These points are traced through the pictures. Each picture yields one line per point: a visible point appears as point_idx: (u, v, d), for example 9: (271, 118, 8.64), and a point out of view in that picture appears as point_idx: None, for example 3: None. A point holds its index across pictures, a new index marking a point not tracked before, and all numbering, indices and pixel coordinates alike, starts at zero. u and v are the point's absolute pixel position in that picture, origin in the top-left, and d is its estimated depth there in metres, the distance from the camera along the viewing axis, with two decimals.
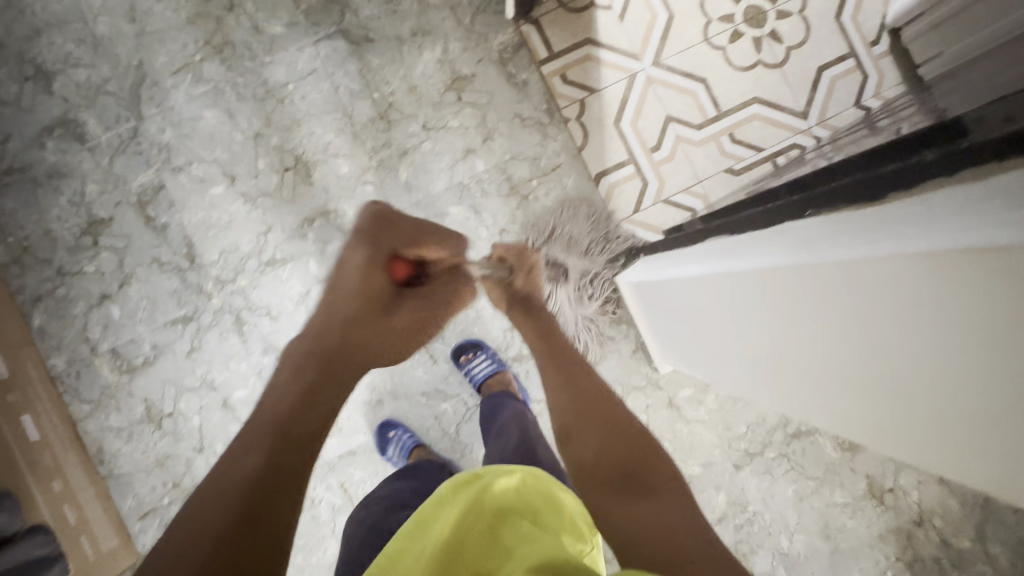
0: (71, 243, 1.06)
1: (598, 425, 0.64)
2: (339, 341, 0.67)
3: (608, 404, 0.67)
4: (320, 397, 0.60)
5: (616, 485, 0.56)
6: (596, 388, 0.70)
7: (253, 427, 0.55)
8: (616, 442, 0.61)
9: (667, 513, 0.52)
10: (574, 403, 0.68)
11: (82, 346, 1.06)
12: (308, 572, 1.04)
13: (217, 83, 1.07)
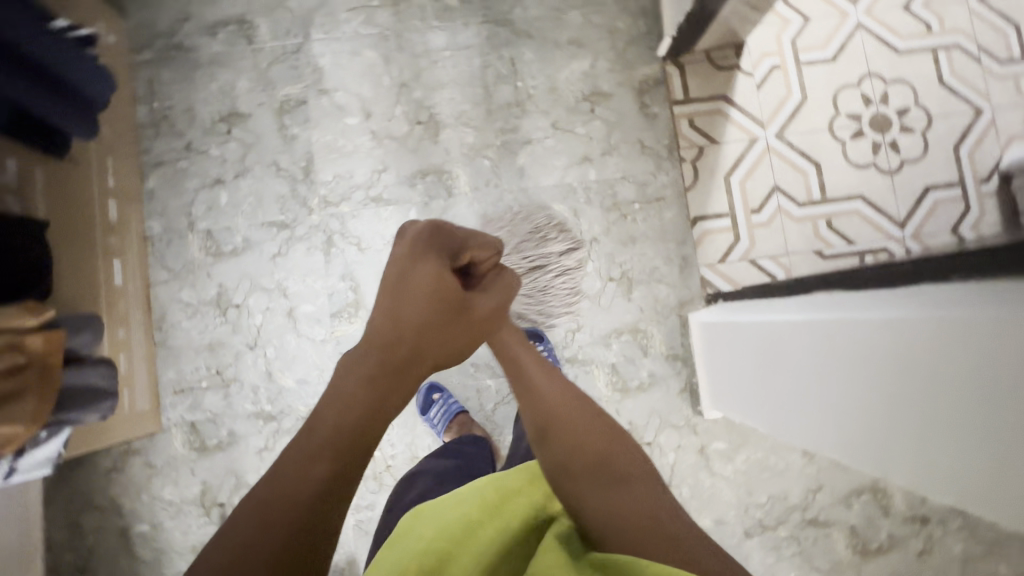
0: (207, 125, 1.14)
1: (572, 415, 0.61)
2: (404, 358, 0.55)
3: (583, 397, 0.64)
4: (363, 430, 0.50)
5: (605, 476, 0.55)
6: (570, 384, 0.66)
7: (283, 471, 0.47)
8: (595, 435, 0.59)
9: (651, 509, 0.52)
10: (550, 394, 0.64)
11: (182, 219, 1.12)
12: None
13: (384, 30, 1.16)
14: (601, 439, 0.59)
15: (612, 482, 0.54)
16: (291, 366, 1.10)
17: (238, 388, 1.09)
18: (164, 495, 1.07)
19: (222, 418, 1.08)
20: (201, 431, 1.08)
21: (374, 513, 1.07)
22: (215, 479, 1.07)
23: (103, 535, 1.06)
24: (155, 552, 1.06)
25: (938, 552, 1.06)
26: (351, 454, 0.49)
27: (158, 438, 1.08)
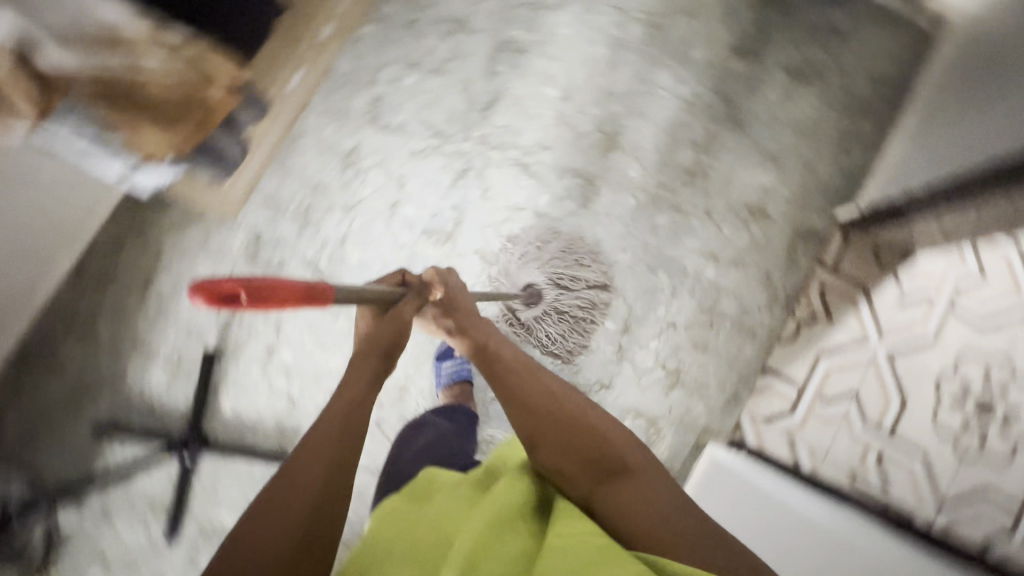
0: (437, 17, 1.20)
1: (563, 419, 0.63)
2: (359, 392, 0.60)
3: (570, 397, 0.66)
4: (353, 439, 0.57)
5: (594, 470, 0.60)
6: (553, 383, 0.67)
7: (276, 486, 0.52)
8: (592, 432, 0.62)
9: (640, 491, 0.57)
10: (533, 403, 0.65)
11: (366, 75, 1.18)
12: (306, 356, 1.10)
13: (626, 40, 1.19)
14: (596, 432, 0.62)
15: (599, 468, 0.60)
16: (365, 247, 1.15)
17: (311, 234, 1.15)
18: (199, 273, 1.14)
19: (284, 247, 1.14)
20: (262, 246, 1.14)
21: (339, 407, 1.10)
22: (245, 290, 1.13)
23: (133, 270, 1.13)
24: (160, 312, 1.13)
25: None
26: (345, 457, 0.55)
27: (227, 227, 1.14)
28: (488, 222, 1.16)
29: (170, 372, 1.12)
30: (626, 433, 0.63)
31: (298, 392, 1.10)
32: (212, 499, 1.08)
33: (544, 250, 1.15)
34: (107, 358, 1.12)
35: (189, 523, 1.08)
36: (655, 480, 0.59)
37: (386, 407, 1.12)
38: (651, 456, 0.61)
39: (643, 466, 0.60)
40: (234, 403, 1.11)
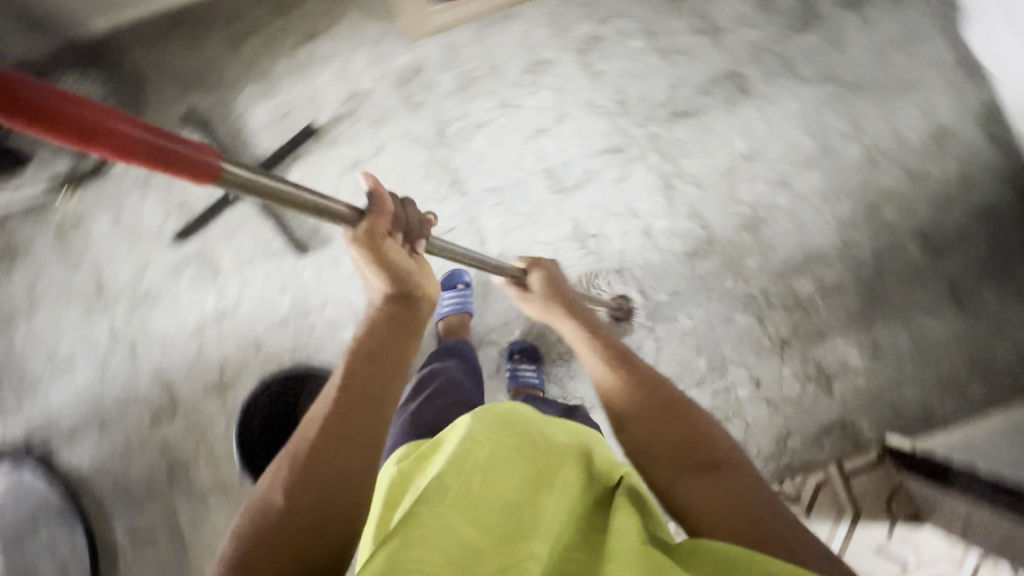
0: (700, 9, 1.14)
1: (647, 410, 0.58)
2: (371, 376, 0.51)
3: (657, 387, 0.60)
4: (362, 427, 0.48)
5: (683, 460, 0.54)
6: (643, 372, 0.62)
7: (274, 477, 0.46)
8: (681, 424, 0.56)
9: (729, 488, 0.50)
10: (618, 397, 0.61)
11: (604, 10, 1.14)
12: (379, 188, 1.14)
13: (836, 152, 1.13)
14: (687, 421, 0.56)
15: (691, 463, 0.53)
16: (490, 147, 1.14)
17: (457, 100, 1.14)
18: (350, 62, 1.15)
19: (428, 95, 1.14)
20: (414, 80, 1.14)
21: None
22: (375, 104, 1.14)
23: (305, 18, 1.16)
24: (299, 68, 1.15)
25: None
26: (354, 454, 0.47)
27: (400, 44, 1.15)
28: (601, 205, 1.14)
29: (269, 119, 1.15)
30: (716, 428, 0.56)
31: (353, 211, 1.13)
32: (225, 239, 1.12)
33: (619, 265, 1.14)
34: (233, 70, 1.16)
35: (194, 243, 1.12)
36: (747, 482, 0.52)
37: None
38: (740, 454, 0.54)
39: (736, 467, 0.53)
40: (297, 181, 1.13)
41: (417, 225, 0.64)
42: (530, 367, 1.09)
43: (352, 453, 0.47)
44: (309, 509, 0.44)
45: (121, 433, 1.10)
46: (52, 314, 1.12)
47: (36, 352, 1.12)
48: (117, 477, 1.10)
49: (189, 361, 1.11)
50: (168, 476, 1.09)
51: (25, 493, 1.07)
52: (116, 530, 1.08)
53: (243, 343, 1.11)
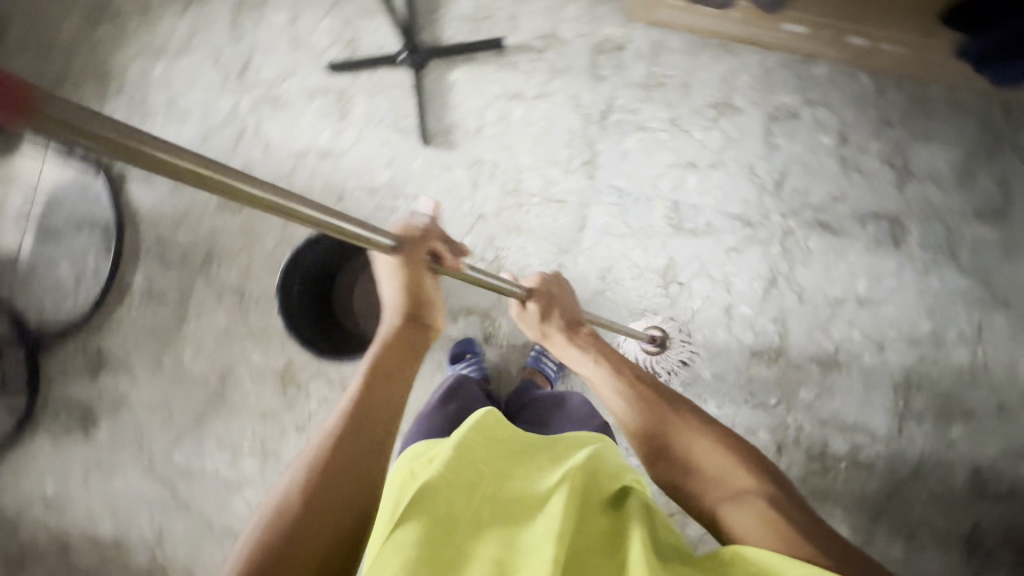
0: (902, 144, 1.10)
1: (673, 439, 0.63)
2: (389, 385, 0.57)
3: (665, 411, 0.66)
4: (379, 434, 0.53)
5: (716, 490, 0.58)
6: (647, 400, 0.68)
7: (284, 491, 0.47)
8: (711, 454, 0.61)
9: (761, 509, 0.54)
10: (629, 429, 0.67)
11: (816, 94, 1.10)
12: (519, 128, 1.12)
13: (946, 346, 1.07)
14: (715, 447, 0.61)
15: (723, 491, 0.58)
16: (637, 153, 1.11)
17: (636, 94, 1.12)
18: (567, 6, 1.13)
19: (614, 75, 1.12)
20: (611, 54, 1.12)
21: (486, 176, 1.12)
22: (565, 55, 1.12)
23: None
24: None
25: None
26: (370, 458, 0.51)
27: (619, 14, 1.12)
28: (702, 261, 1.09)
29: (466, 12, 1.13)
30: (729, 441, 0.61)
31: (483, 132, 1.12)
32: (367, 94, 1.13)
33: (683, 321, 1.09)
34: None
35: (341, 81, 1.14)
36: (769, 490, 0.56)
37: (490, 219, 1.11)
38: (756, 459, 0.60)
39: (757, 480, 0.57)
40: (458, 80, 1.13)
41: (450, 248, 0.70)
42: (554, 363, 1.07)
43: (369, 457, 0.51)
44: (321, 518, 0.46)
45: (184, 202, 1.14)
46: (192, 69, 1.17)
47: (160, 93, 1.17)
48: (160, 235, 1.14)
49: (272, 176, 1.12)
50: (200, 260, 1.13)
51: (87, 201, 1.14)
52: (136, 273, 1.13)
53: (325, 189, 1.12)
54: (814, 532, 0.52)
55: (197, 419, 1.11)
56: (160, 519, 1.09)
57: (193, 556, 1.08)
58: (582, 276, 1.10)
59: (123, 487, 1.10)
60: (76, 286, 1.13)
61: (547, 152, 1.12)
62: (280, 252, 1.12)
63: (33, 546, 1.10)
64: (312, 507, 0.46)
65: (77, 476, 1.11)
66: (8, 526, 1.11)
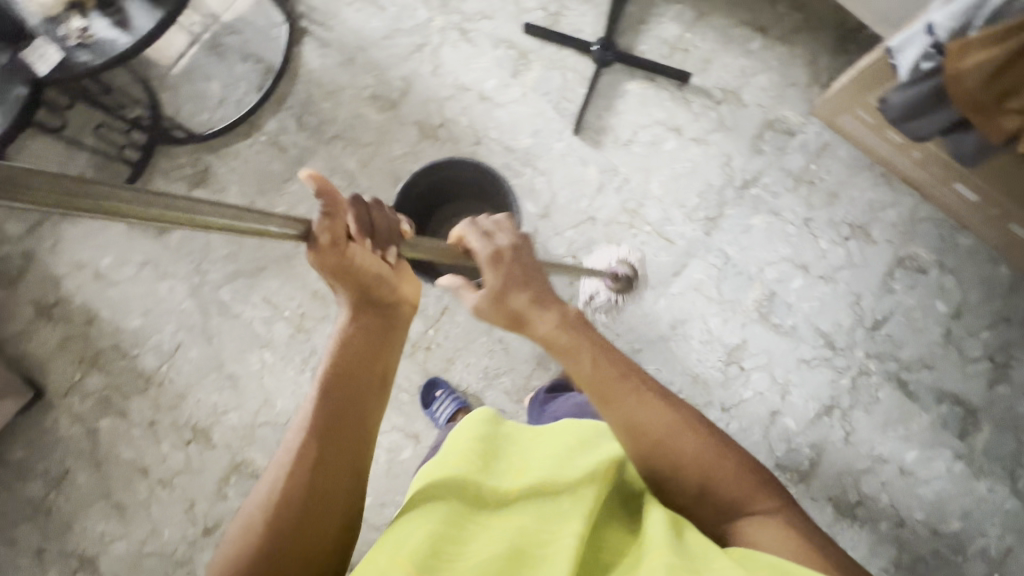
0: (1013, 345, 1.06)
1: (684, 453, 0.56)
2: (353, 379, 0.52)
3: (684, 430, 0.57)
4: (347, 435, 0.49)
5: (723, 508, 0.56)
6: (660, 414, 0.57)
7: (261, 503, 0.45)
8: (721, 470, 0.56)
9: (776, 532, 0.53)
10: (640, 445, 0.57)
11: (952, 262, 1.08)
12: (667, 159, 1.13)
13: (965, 554, 1.03)
14: (723, 460, 0.57)
15: (729, 511, 0.56)
16: (759, 233, 1.11)
17: (786, 180, 1.12)
18: (761, 74, 1.14)
19: (773, 154, 1.13)
20: (779, 134, 1.13)
21: (614, 186, 1.13)
22: (737, 115, 1.14)
23: (776, 13, 1.14)
24: (728, 34, 1.15)
25: (184, 513, 1.09)
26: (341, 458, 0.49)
27: (803, 103, 1.13)
28: (772, 357, 1.09)
29: (667, 37, 1.15)
30: (746, 458, 0.58)
31: (632, 146, 1.14)
32: (545, 65, 1.16)
33: (727, 402, 1.08)
34: None
35: (529, 42, 1.16)
36: (789, 512, 0.55)
37: (599, 225, 1.12)
38: (768, 476, 0.57)
39: (773, 503, 0.55)
40: (631, 92, 1.15)
41: (385, 228, 0.55)
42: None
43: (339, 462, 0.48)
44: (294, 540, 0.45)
45: (340, 77, 1.17)
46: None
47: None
48: (305, 95, 1.17)
49: (427, 94, 1.16)
50: (329, 135, 1.16)
51: (262, 39, 1.19)
52: (269, 116, 1.16)
53: (468, 127, 1.15)
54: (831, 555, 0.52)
55: (256, 269, 1.14)
56: (182, 338, 1.13)
57: (195, 384, 1.12)
58: (656, 314, 1.10)
59: (164, 294, 1.14)
60: (217, 103, 1.17)
61: (680, 192, 1.13)
62: (401, 161, 1.14)
63: (65, 306, 1.14)
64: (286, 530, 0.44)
65: (131, 265, 1.15)
66: (50, 278, 1.15)
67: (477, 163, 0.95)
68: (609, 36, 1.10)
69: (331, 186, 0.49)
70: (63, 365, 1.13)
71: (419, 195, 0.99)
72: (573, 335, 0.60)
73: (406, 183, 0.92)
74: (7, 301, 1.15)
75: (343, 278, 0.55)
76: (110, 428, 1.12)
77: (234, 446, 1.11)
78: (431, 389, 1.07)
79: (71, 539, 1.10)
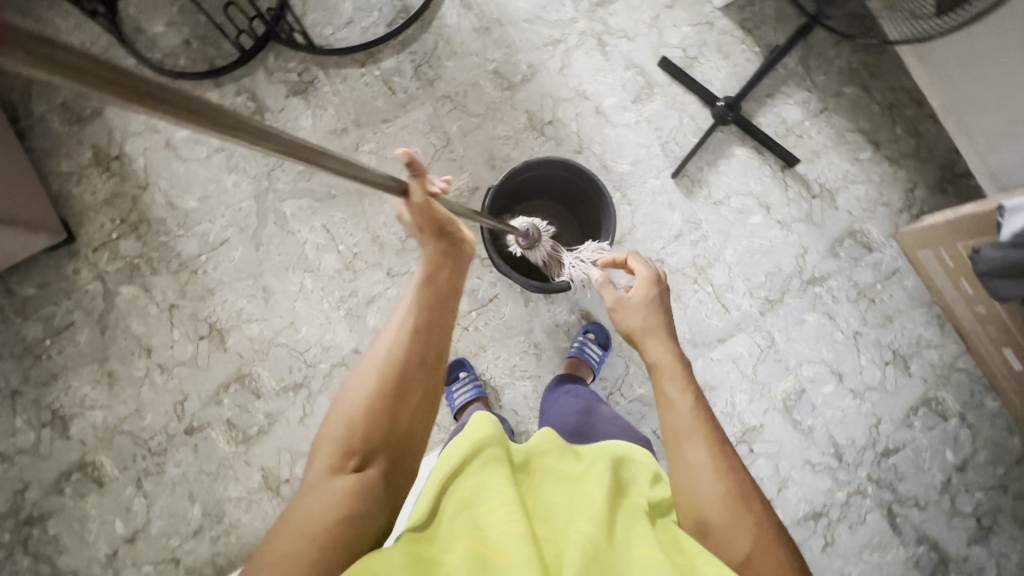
0: (1002, 512, 1.09)
1: (734, 513, 0.52)
2: (442, 292, 0.59)
3: (751, 498, 0.53)
4: (432, 325, 0.56)
5: None
6: (732, 473, 0.54)
7: (369, 363, 0.53)
8: (765, 551, 0.50)
9: None
10: (697, 490, 0.53)
11: (973, 418, 1.11)
12: (748, 231, 1.14)
13: None
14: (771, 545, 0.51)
15: None
16: (810, 329, 1.12)
17: (851, 289, 1.14)
18: (861, 183, 1.16)
19: (847, 261, 1.14)
20: (857, 245, 1.15)
21: (692, 239, 1.13)
22: (827, 214, 1.15)
23: (894, 132, 1.17)
24: (844, 136, 1.17)
25: (173, 405, 1.07)
26: (426, 339, 0.55)
27: (889, 224, 1.16)
28: (780, 450, 1.10)
29: (786, 118, 1.17)
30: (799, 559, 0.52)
31: (720, 207, 1.14)
32: (666, 102, 1.16)
33: None
34: (832, 77, 1.18)
35: (659, 75, 1.17)
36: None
37: (665, 270, 1.12)
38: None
39: None
40: (737, 156, 1.16)
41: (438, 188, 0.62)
42: (597, 350, 1.06)
43: (425, 345, 0.55)
44: (392, 402, 0.52)
45: (470, 42, 1.16)
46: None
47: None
48: (431, 47, 1.15)
49: (547, 88, 1.15)
50: (439, 93, 1.15)
51: None
52: (388, 54, 1.15)
53: (575, 134, 1.15)
54: None
55: (325, 194, 1.11)
56: (229, 235, 1.10)
57: (227, 283, 1.09)
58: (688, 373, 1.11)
59: (227, 187, 1.11)
60: (344, 24, 1.15)
61: (750, 266, 1.13)
62: (500, 143, 1.14)
63: (124, 163, 1.11)
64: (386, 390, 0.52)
65: (204, 147, 1.12)
66: (119, 130, 1.11)
67: (573, 164, 0.93)
68: (740, 98, 1.10)
69: (419, 162, 0.56)
70: (103, 221, 1.10)
71: (511, 188, 0.97)
72: (684, 373, 0.61)
73: (503, 176, 0.91)
74: (69, 139, 1.11)
75: (421, 220, 0.60)
76: (128, 298, 1.09)
77: (245, 357, 1.08)
78: (455, 369, 1.07)
79: (53, 393, 1.06)
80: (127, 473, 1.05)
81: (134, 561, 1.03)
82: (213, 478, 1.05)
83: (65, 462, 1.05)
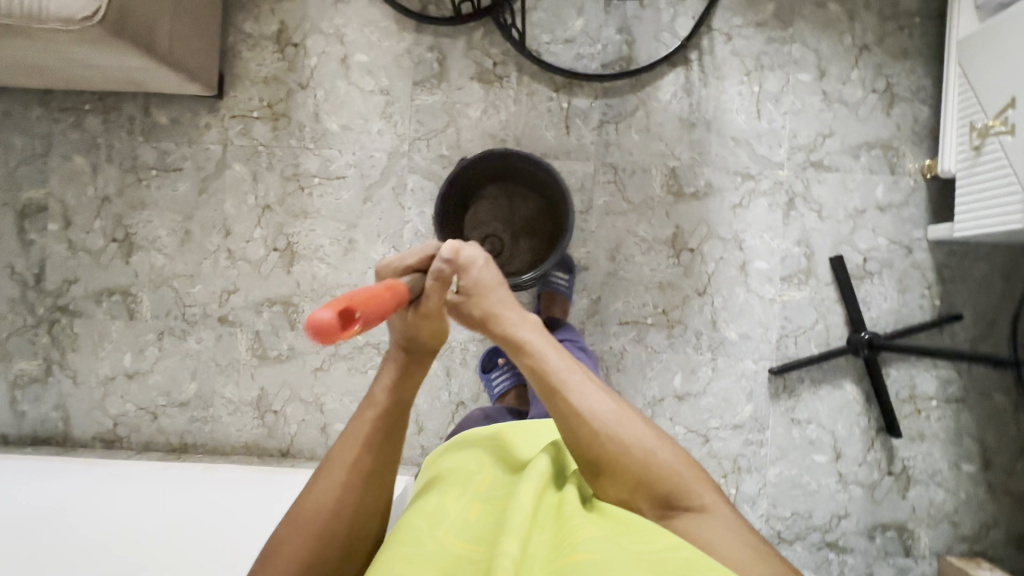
0: None
1: (625, 448, 0.58)
2: (398, 418, 0.59)
3: (627, 424, 0.59)
4: (382, 452, 0.58)
5: (660, 500, 0.58)
6: (606, 408, 0.59)
7: (315, 507, 0.55)
8: (659, 465, 0.58)
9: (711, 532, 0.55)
10: (586, 437, 0.58)
11: None
12: (805, 464, 1.06)
13: None
14: (656, 453, 0.58)
15: (665, 503, 0.58)
16: None
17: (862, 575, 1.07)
18: (943, 490, 1.06)
19: (877, 547, 1.07)
20: (898, 541, 1.06)
21: (748, 437, 1.07)
22: (890, 496, 1.06)
23: (1011, 464, 1.05)
24: (960, 437, 1.06)
25: (221, 291, 1.11)
26: (374, 472, 0.57)
27: (943, 542, 1.06)
28: None
29: (917, 385, 1.06)
30: (684, 453, 0.60)
31: (794, 427, 1.06)
32: (813, 298, 1.06)
33: None
34: (989, 374, 1.06)
35: (824, 269, 1.06)
36: (724, 512, 0.58)
37: (705, 449, 1.07)
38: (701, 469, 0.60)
39: (705, 493, 0.58)
40: (843, 391, 1.06)
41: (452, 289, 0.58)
42: None
43: (370, 481, 0.57)
44: (340, 542, 0.55)
45: (667, 128, 1.07)
46: (810, 100, 1.06)
47: (776, 73, 1.06)
48: (629, 110, 1.07)
49: (710, 216, 1.07)
50: (609, 159, 1.07)
51: (650, 32, 1.07)
52: (585, 95, 1.07)
53: (707, 275, 1.07)
54: (757, 543, 0.56)
55: None
56: (349, 174, 1.09)
57: (322, 216, 1.10)
58: None
59: (370, 130, 1.09)
60: (563, 43, 1.07)
61: (784, 494, 1.07)
62: (633, 241, 1.07)
63: (298, 54, 1.10)
64: (328, 537, 0.54)
65: (372, 81, 1.09)
66: (310, 21, 1.10)
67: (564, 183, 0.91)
68: (886, 346, 1.00)
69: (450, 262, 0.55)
70: (252, 95, 1.10)
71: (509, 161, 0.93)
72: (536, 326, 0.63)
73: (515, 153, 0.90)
74: (264, 2, 1.10)
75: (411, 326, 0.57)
76: (236, 176, 1.10)
77: (300, 288, 1.10)
78: (496, 354, 1.06)
79: (134, 218, 1.11)
80: (156, 321, 1.11)
81: (123, 395, 1.12)
82: (219, 371, 1.11)
83: (114, 280, 1.12)
